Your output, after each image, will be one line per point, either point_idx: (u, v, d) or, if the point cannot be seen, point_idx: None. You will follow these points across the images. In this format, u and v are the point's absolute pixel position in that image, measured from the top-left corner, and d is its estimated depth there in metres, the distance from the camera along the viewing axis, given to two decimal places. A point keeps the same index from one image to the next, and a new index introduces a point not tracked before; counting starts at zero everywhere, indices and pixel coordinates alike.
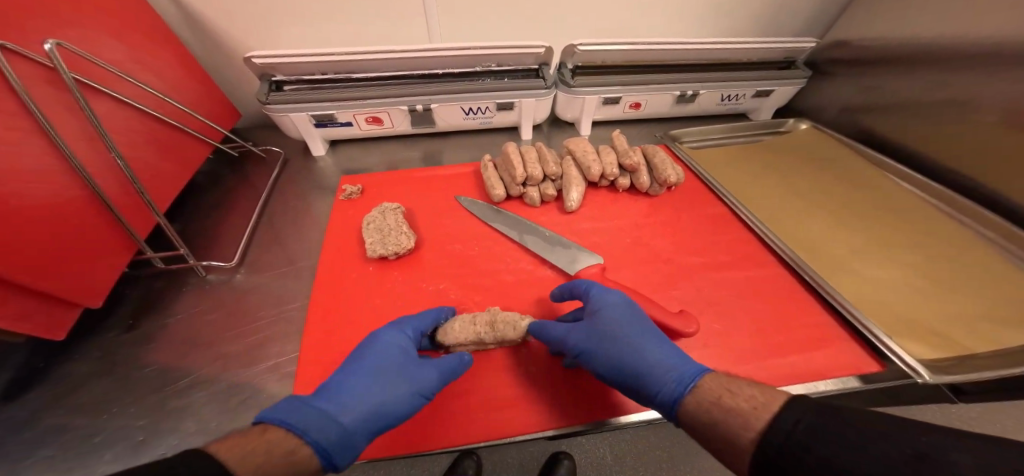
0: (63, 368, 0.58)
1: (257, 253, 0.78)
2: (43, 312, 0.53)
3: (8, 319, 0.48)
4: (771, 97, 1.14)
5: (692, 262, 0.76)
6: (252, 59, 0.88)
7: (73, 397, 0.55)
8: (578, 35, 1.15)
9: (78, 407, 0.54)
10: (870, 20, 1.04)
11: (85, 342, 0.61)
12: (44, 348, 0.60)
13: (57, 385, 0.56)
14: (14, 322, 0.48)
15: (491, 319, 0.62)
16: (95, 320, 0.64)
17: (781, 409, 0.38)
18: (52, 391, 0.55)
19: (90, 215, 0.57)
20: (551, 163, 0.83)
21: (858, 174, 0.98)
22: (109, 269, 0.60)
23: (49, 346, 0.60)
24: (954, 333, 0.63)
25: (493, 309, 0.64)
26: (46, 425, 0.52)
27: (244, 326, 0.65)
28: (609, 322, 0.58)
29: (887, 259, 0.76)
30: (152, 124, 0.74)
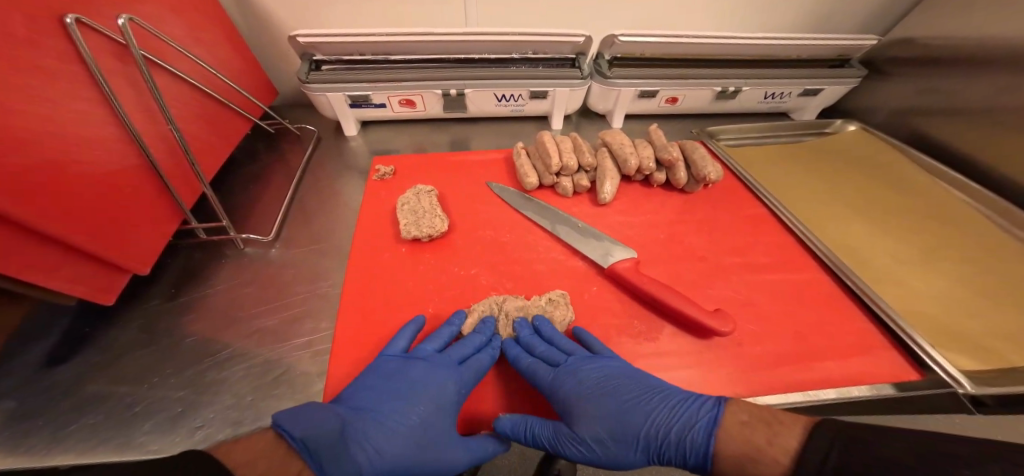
0: (109, 335, 0.60)
1: (292, 229, 0.79)
2: (101, 276, 0.54)
3: (67, 282, 0.49)
4: (818, 97, 1.09)
5: (728, 262, 0.74)
6: (298, 37, 0.90)
7: (116, 366, 0.57)
8: (618, 25, 1.13)
9: (123, 372, 0.56)
10: (937, 20, 0.98)
11: (129, 308, 0.63)
12: (92, 311, 0.63)
13: (101, 352, 0.58)
14: (74, 285, 0.50)
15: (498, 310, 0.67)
16: (140, 287, 0.66)
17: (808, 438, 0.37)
18: (97, 356, 0.57)
19: (142, 184, 0.59)
20: (587, 153, 0.82)
21: (908, 180, 0.93)
22: (159, 239, 0.62)
23: (93, 314, 0.62)
24: (999, 347, 0.60)
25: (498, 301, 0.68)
26: (88, 393, 0.54)
27: (279, 301, 0.66)
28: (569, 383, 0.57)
29: (932, 267, 0.72)
30: (203, 99, 0.76)
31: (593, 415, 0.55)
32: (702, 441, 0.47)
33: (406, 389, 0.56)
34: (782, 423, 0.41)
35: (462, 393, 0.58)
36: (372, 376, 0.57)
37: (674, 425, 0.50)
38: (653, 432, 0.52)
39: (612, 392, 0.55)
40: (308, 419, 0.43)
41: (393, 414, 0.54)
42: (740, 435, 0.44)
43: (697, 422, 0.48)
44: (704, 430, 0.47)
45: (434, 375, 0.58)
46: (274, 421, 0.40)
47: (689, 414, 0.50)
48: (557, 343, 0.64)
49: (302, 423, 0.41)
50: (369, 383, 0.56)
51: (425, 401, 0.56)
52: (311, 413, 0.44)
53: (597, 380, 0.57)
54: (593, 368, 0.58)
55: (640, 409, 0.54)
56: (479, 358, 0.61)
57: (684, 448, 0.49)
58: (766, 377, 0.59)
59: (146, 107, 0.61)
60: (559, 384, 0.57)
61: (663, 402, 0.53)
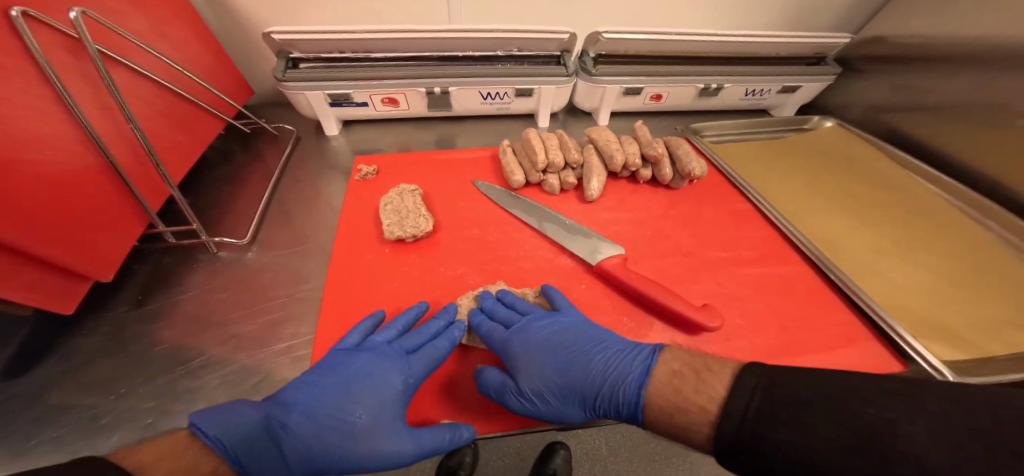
0: (73, 343, 0.57)
1: (270, 232, 0.76)
2: (57, 283, 0.50)
3: (20, 289, 0.45)
4: (797, 94, 1.12)
5: (715, 257, 0.74)
6: (272, 34, 0.87)
7: (81, 376, 0.53)
8: (602, 23, 1.13)
9: (86, 384, 0.52)
10: (907, 19, 1.01)
11: (93, 317, 0.59)
12: (52, 320, 0.58)
13: (64, 362, 0.54)
14: (29, 293, 0.46)
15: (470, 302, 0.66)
16: (102, 295, 0.62)
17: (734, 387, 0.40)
18: (59, 367, 0.54)
19: (102, 186, 0.55)
20: (573, 150, 0.81)
21: (884, 174, 0.95)
22: (123, 244, 0.58)
23: (57, 322, 0.58)
24: (977, 336, 0.61)
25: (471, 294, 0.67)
26: (49, 405, 0.50)
27: (256, 306, 0.63)
28: (520, 342, 0.59)
29: (911, 259, 0.73)
30: (167, 97, 0.72)
31: (534, 370, 0.56)
32: (634, 391, 0.49)
33: (354, 378, 0.53)
34: (711, 371, 0.43)
35: (410, 384, 0.54)
36: (324, 366, 0.54)
37: (612, 375, 0.53)
38: (589, 382, 0.55)
39: (559, 346, 0.59)
40: (226, 421, 0.41)
41: (336, 406, 0.50)
42: (669, 383, 0.47)
43: (630, 374, 0.51)
44: (637, 382, 0.50)
45: (381, 365, 0.54)
46: (189, 422, 0.40)
47: (626, 366, 0.52)
48: (517, 306, 0.65)
49: (221, 422, 0.41)
50: (310, 377, 0.52)
51: (370, 390, 0.52)
52: (232, 408, 0.43)
53: (546, 336, 0.60)
54: (545, 327, 0.61)
55: (584, 360, 0.57)
56: (434, 347, 0.57)
57: (618, 398, 0.51)
58: None
59: (104, 105, 0.57)
60: (509, 343, 0.59)
61: (606, 356, 0.55)
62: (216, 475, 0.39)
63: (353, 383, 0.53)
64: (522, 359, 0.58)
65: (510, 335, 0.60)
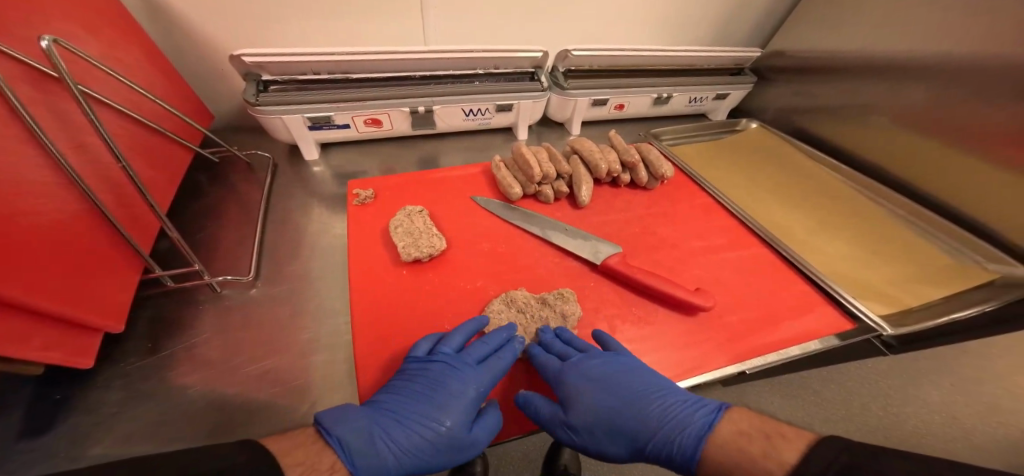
0: (87, 399, 0.51)
1: (272, 265, 0.72)
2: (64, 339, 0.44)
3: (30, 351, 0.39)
4: (727, 100, 1.32)
5: (694, 246, 0.86)
6: (241, 57, 0.82)
7: (107, 432, 0.48)
8: (565, 42, 1.23)
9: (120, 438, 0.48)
10: (801, 35, 1.23)
11: (102, 370, 0.53)
12: (46, 380, 0.51)
13: (83, 420, 0.48)
14: (40, 355, 0.40)
15: (507, 299, 0.70)
16: (104, 348, 0.55)
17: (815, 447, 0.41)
18: (78, 428, 0.48)
19: (90, 232, 0.48)
20: (563, 162, 0.89)
21: (803, 166, 1.16)
22: (126, 291, 0.52)
23: (60, 378, 0.52)
24: (895, 292, 0.79)
25: (509, 292, 0.71)
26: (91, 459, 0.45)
27: (285, 339, 0.61)
28: (581, 375, 0.62)
29: (836, 235, 0.92)
30: (133, 128, 0.63)
31: (588, 405, 0.60)
32: (689, 447, 0.52)
33: (433, 385, 0.57)
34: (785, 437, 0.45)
35: (482, 391, 0.59)
36: (405, 378, 0.58)
37: (669, 423, 0.56)
38: (642, 426, 0.58)
39: (616, 386, 0.61)
40: (347, 423, 0.48)
41: (419, 416, 0.56)
42: (734, 440, 0.49)
43: (688, 426, 0.54)
44: (694, 435, 0.53)
45: (456, 375, 0.59)
46: (317, 421, 0.48)
47: (688, 415, 0.55)
48: (574, 343, 0.68)
49: (341, 424, 0.48)
50: (399, 384, 0.58)
51: (447, 400, 0.57)
52: (350, 416, 0.50)
53: (602, 373, 0.62)
54: (602, 363, 0.63)
55: (640, 405, 0.59)
56: (500, 358, 0.63)
57: (670, 446, 0.54)
58: (740, 341, 0.71)
59: (80, 141, 0.50)
60: (564, 377, 0.62)
61: (662, 404, 0.58)
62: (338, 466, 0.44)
63: (431, 392, 0.57)
64: (573, 393, 0.61)
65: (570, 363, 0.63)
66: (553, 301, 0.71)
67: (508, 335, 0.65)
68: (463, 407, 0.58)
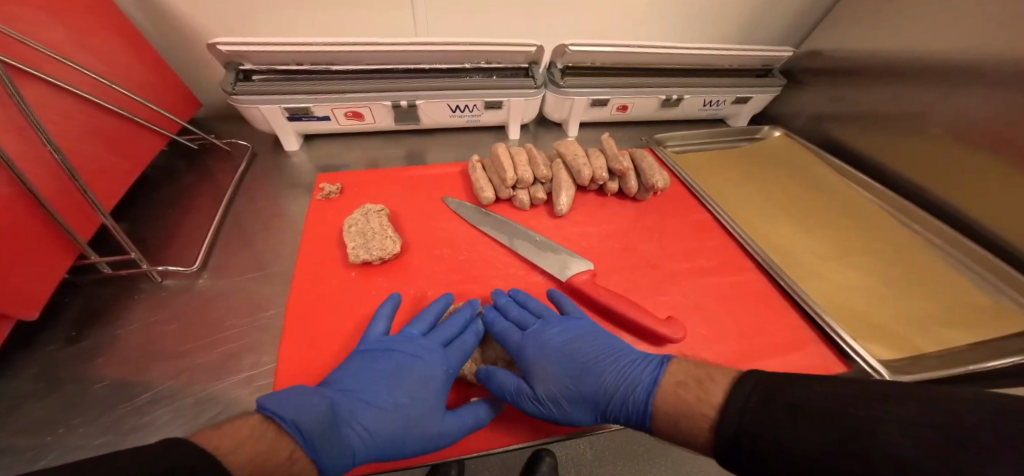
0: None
1: (223, 257, 0.71)
2: None
3: None
4: (748, 104, 1.19)
5: (679, 267, 0.77)
6: (217, 45, 0.81)
7: (9, 420, 0.48)
8: (568, 37, 1.15)
9: (13, 428, 0.47)
10: (844, 32, 1.08)
11: (22, 357, 0.54)
12: None
13: None
14: None
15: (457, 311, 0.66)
16: (31, 332, 0.56)
17: (730, 393, 0.39)
18: None
19: (16, 218, 0.47)
20: (542, 165, 0.82)
21: (825, 180, 1.02)
22: (48, 278, 0.51)
23: None
24: (909, 335, 0.66)
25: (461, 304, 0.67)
26: None
27: (211, 337, 0.59)
28: (539, 345, 0.60)
29: (850, 264, 0.79)
30: (95, 113, 0.63)
31: (547, 376, 0.56)
32: (642, 401, 0.48)
33: (400, 365, 0.56)
34: (712, 379, 0.43)
35: (451, 373, 0.58)
36: (363, 360, 0.56)
37: (622, 384, 0.52)
38: (598, 390, 0.54)
39: (575, 355, 0.58)
40: (298, 401, 0.44)
41: (386, 398, 0.53)
42: (673, 392, 0.46)
43: (641, 382, 0.50)
44: (645, 391, 0.49)
45: (422, 353, 0.58)
46: (259, 405, 0.41)
47: (635, 374, 0.52)
48: (529, 306, 0.66)
49: (293, 407, 0.43)
50: (356, 368, 0.55)
51: (414, 383, 0.55)
52: (300, 396, 0.45)
53: (559, 343, 0.60)
54: (561, 332, 0.61)
55: (595, 370, 0.56)
56: (466, 339, 0.62)
57: (626, 405, 0.51)
58: None
59: (18, 124, 0.49)
60: (525, 349, 0.60)
61: (616, 365, 0.55)
62: (297, 457, 0.40)
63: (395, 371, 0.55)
64: (529, 364, 0.58)
65: (531, 334, 0.61)
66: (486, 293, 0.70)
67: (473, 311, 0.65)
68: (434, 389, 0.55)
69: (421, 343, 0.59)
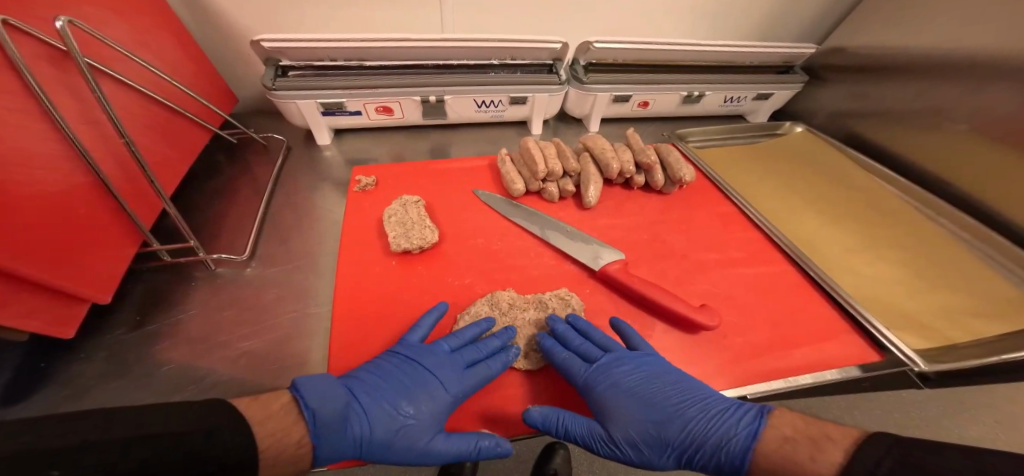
0: (72, 368, 0.53)
1: (268, 247, 0.74)
2: (54, 304, 0.46)
3: (18, 316, 0.42)
4: (770, 100, 1.19)
5: (708, 258, 0.79)
6: (260, 42, 0.84)
7: (84, 400, 0.50)
8: (591, 34, 1.17)
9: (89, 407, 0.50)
10: (869, 28, 1.08)
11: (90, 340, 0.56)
12: (45, 343, 0.55)
13: (64, 388, 0.51)
14: (27, 320, 0.43)
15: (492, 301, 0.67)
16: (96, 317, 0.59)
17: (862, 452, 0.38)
18: (60, 393, 0.50)
19: (93, 206, 0.50)
20: (572, 159, 0.84)
21: (849, 176, 1.03)
22: (119, 264, 0.54)
23: (52, 345, 0.55)
24: (939, 325, 0.67)
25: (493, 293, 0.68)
26: None
27: (264, 323, 0.61)
28: (611, 386, 0.59)
29: (878, 257, 0.80)
30: (155, 109, 0.66)
31: (627, 420, 0.57)
32: (739, 455, 0.49)
33: (415, 380, 0.56)
34: (832, 438, 0.43)
35: (463, 395, 0.57)
36: (393, 362, 0.58)
37: (714, 433, 0.52)
38: (684, 437, 0.54)
39: (653, 396, 0.57)
40: (323, 396, 0.48)
41: (396, 408, 0.54)
42: (780, 449, 0.46)
43: (735, 436, 0.50)
44: (741, 445, 0.49)
45: (443, 368, 0.58)
46: (294, 385, 0.48)
47: (728, 426, 0.51)
48: (591, 337, 0.65)
49: (317, 396, 0.48)
50: (382, 368, 0.57)
51: (426, 396, 0.55)
52: (328, 387, 0.49)
53: (635, 384, 0.58)
54: (634, 369, 0.60)
55: (678, 415, 0.55)
56: (489, 365, 0.58)
57: (718, 455, 0.52)
58: (744, 366, 0.63)
59: (95, 118, 0.52)
60: (595, 385, 0.59)
61: (704, 411, 0.55)
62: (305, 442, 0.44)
63: (410, 387, 0.55)
64: (603, 406, 0.58)
65: (601, 371, 0.60)
66: (547, 301, 0.69)
67: (505, 340, 0.62)
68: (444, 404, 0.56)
69: (444, 358, 0.59)
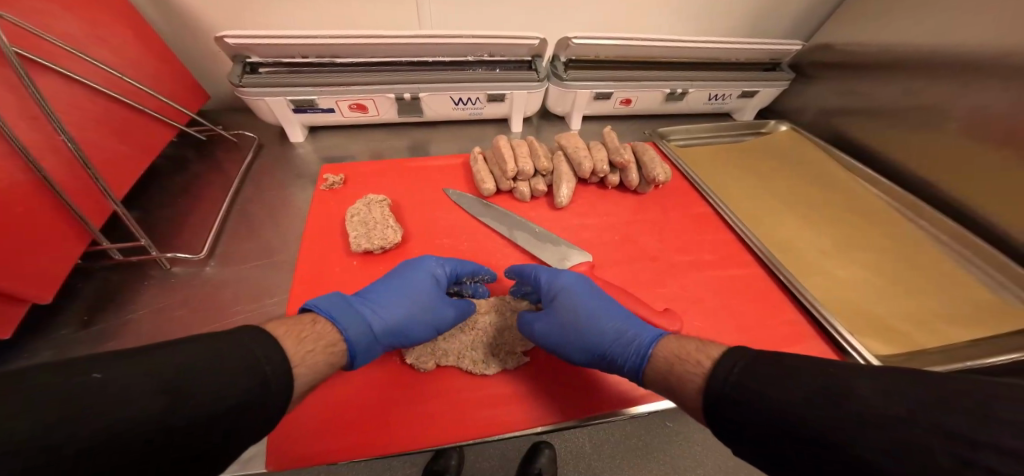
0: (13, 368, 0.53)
1: (229, 245, 0.73)
2: None
3: None
4: (755, 98, 1.17)
5: (679, 260, 0.77)
6: (225, 39, 0.83)
7: None
8: (573, 29, 1.14)
9: None
10: (856, 25, 1.05)
11: (35, 341, 0.56)
12: None
13: None
14: None
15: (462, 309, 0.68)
16: (42, 316, 0.58)
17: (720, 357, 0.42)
18: None
19: (33, 205, 0.49)
20: (543, 157, 0.82)
21: (831, 175, 1.01)
22: (63, 263, 0.53)
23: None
24: (908, 329, 0.66)
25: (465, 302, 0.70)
26: None
27: (216, 323, 0.61)
28: (568, 286, 0.64)
29: (852, 260, 0.78)
30: (108, 105, 0.65)
31: (575, 308, 0.61)
32: (645, 345, 0.53)
33: (408, 281, 0.64)
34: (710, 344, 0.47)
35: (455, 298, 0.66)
36: (390, 276, 0.65)
37: (629, 333, 0.56)
38: (608, 332, 0.58)
39: (595, 296, 0.63)
40: (337, 305, 0.53)
41: (396, 303, 0.60)
42: (673, 349, 0.49)
43: (643, 337, 0.54)
44: (647, 342, 0.53)
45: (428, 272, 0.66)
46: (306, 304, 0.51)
47: (642, 331, 0.56)
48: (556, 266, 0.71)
49: (330, 303, 0.53)
50: (382, 282, 0.64)
51: (415, 290, 0.62)
52: (342, 302, 0.54)
53: (586, 287, 0.64)
54: (585, 280, 0.66)
55: (606, 317, 0.60)
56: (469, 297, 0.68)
57: (626, 350, 0.55)
58: None
59: (34, 114, 0.51)
60: (560, 285, 0.64)
61: (629, 321, 0.59)
62: (320, 323, 0.49)
63: (409, 288, 0.62)
64: (563, 297, 0.63)
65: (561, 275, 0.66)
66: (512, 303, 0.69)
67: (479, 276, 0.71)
68: (429, 307, 0.61)
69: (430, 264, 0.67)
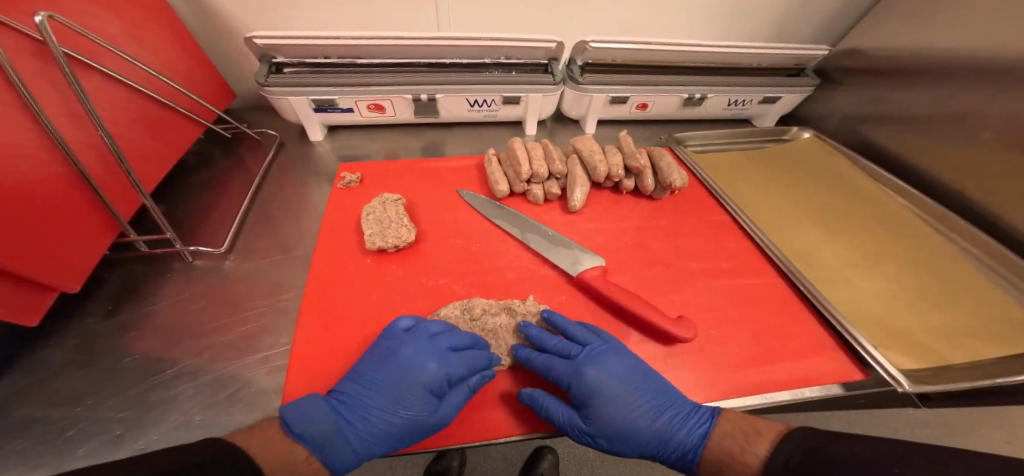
0: (41, 355, 0.55)
1: (248, 240, 0.75)
2: (20, 292, 0.48)
3: None
4: (777, 104, 1.14)
5: (693, 268, 0.76)
6: (253, 39, 0.85)
7: (47, 388, 0.52)
8: (591, 32, 1.14)
9: (54, 395, 0.51)
10: (887, 30, 1.02)
11: (62, 329, 0.58)
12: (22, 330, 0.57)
13: (31, 373, 0.53)
14: None
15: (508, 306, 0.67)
16: (70, 305, 0.61)
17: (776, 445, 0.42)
18: (26, 379, 0.52)
19: (69, 197, 0.52)
20: (557, 161, 0.82)
21: (855, 184, 0.97)
22: (90, 254, 0.55)
23: (26, 332, 0.57)
24: (936, 343, 0.63)
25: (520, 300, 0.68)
26: (18, 416, 0.49)
27: (233, 317, 0.62)
28: (593, 380, 0.57)
29: (875, 270, 0.76)
30: (142, 103, 0.67)
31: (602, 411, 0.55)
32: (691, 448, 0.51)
33: (396, 371, 0.57)
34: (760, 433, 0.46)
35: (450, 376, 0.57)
36: (376, 351, 0.59)
37: (671, 434, 0.53)
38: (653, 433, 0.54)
39: (620, 388, 0.57)
40: (315, 416, 0.49)
41: (387, 404, 0.54)
42: (721, 445, 0.48)
43: (687, 441, 0.52)
44: (693, 448, 0.51)
45: (419, 353, 0.58)
46: (280, 414, 0.47)
47: (682, 428, 0.53)
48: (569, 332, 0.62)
49: (308, 420, 0.48)
50: (365, 368, 0.57)
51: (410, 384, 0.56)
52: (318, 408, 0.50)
53: (607, 380, 0.57)
54: (614, 366, 0.58)
55: (647, 413, 0.55)
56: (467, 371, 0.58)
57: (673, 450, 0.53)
58: (720, 381, 0.60)
59: (75, 110, 0.54)
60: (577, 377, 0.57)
61: (673, 410, 0.55)
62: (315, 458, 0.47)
63: (392, 380, 0.56)
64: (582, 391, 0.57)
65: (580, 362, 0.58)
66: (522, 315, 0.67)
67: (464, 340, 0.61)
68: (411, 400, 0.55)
69: (421, 343, 0.59)
